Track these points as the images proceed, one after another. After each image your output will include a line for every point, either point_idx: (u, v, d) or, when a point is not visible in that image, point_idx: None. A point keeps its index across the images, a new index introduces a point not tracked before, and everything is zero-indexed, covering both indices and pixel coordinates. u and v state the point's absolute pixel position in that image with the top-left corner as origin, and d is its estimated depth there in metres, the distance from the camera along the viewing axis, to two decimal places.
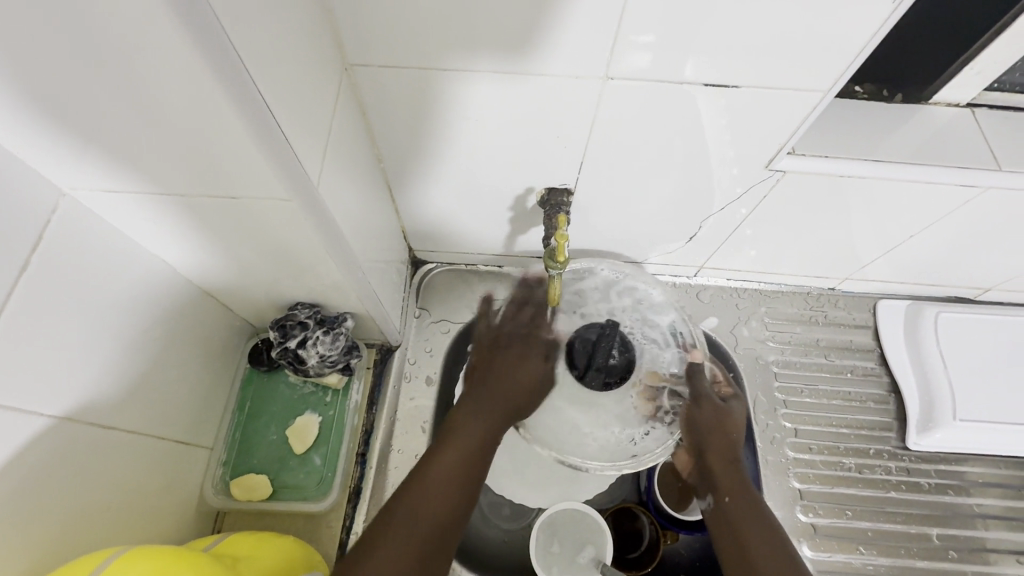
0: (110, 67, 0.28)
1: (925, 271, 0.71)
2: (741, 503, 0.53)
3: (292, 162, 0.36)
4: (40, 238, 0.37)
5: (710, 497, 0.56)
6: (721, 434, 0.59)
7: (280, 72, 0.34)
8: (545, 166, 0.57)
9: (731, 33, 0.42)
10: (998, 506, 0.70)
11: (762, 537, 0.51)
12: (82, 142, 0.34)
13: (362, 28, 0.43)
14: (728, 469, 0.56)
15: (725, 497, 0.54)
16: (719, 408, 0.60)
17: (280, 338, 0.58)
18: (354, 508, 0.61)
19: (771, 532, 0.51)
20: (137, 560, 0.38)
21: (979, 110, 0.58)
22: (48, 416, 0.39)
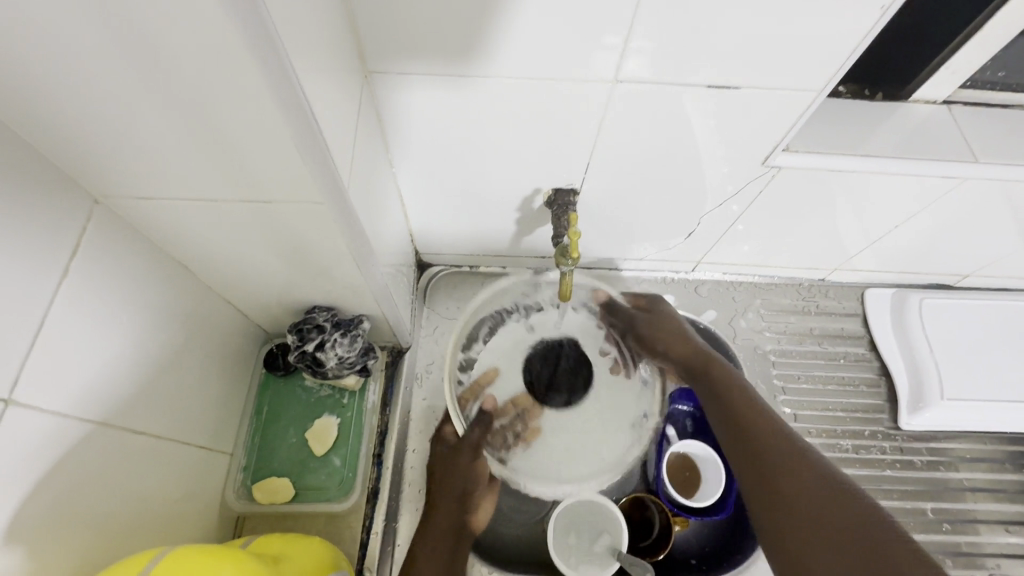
0: (166, 79, 0.30)
1: (910, 260, 0.75)
2: (704, 382, 0.59)
3: (330, 171, 0.38)
4: (78, 244, 0.38)
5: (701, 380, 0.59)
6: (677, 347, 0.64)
7: (317, 80, 0.35)
8: (553, 167, 0.59)
9: (731, 39, 0.44)
10: (985, 479, 0.74)
11: (740, 395, 0.55)
12: (123, 151, 0.35)
13: (382, 38, 0.44)
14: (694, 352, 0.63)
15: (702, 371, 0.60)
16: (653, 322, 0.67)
17: (298, 341, 0.59)
18: (373, 509, 0.62)
19: (739, 385, 0.56)
20: (193, 555, 0.38)
21: (954, 106, 0.62)
22: (88, 422, 0.39)
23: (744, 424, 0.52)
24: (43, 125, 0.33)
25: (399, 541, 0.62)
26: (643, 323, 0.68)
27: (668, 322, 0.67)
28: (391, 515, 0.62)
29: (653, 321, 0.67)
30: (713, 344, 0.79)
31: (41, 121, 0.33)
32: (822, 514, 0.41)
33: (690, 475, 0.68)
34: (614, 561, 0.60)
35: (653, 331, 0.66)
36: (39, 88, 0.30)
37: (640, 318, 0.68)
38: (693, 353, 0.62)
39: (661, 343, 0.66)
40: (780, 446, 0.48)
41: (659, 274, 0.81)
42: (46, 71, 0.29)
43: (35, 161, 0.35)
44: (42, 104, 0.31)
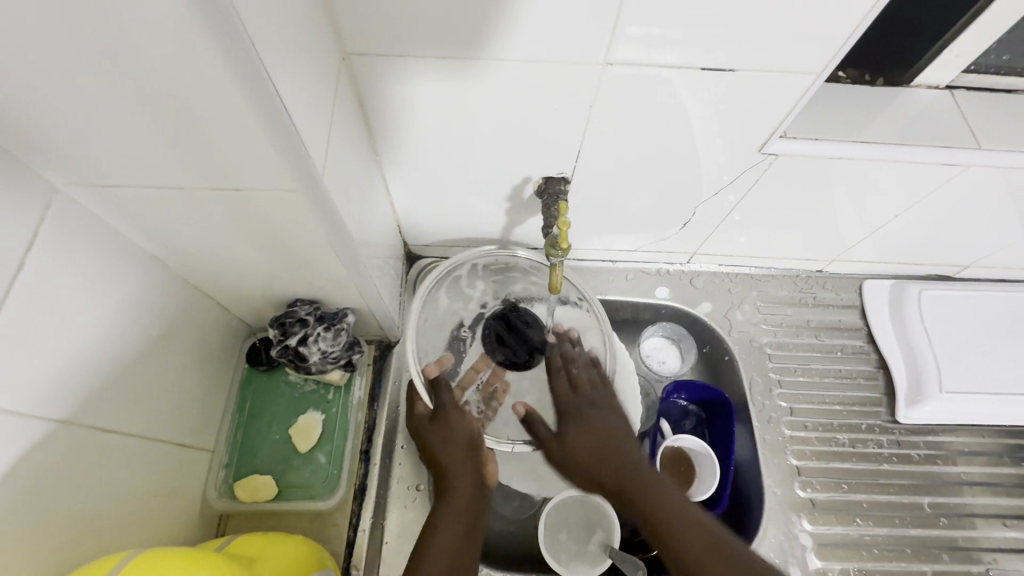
0: (115, 59, 0.28)
1: (909, 251, 0.74)
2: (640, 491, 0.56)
3: (301, 156, 0.35)
4: (35, 237, 0.36)
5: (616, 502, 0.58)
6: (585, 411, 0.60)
7: (288, 65, 0.33)
8: (543, 155, 0.57)
9: (728, 19, 0.42)
10: (982, 473, 0.73)
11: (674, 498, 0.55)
12: (79, 137, 0.33)
13: (359, 18, 0.42)
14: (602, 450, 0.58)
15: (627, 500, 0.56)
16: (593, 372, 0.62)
17: (280, 336, 0.57)
18: (360, 506, 0.61)
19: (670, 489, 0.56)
20: (166, 559, 0.36)
21: (957, 92, 0.60)
22: (51, 420, 0.37)
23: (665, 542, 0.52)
24: None
25: (387, 539, 0.59)
26: (571, 428, 0.59)
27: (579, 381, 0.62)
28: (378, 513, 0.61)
29: (584, 432, 0.59)
30: (708, 336, 0.77)
31: None
32: (713, 559, 0.49)
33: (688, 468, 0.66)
34: (605, 559, 0.60)
35: (581, 456, 0.58)
36: None
37: (544, 431, 0.60)
38: (587, 455, 0.58)
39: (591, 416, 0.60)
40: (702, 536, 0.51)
41: (654, 265, 0.79)
42: None
43: None
44: None
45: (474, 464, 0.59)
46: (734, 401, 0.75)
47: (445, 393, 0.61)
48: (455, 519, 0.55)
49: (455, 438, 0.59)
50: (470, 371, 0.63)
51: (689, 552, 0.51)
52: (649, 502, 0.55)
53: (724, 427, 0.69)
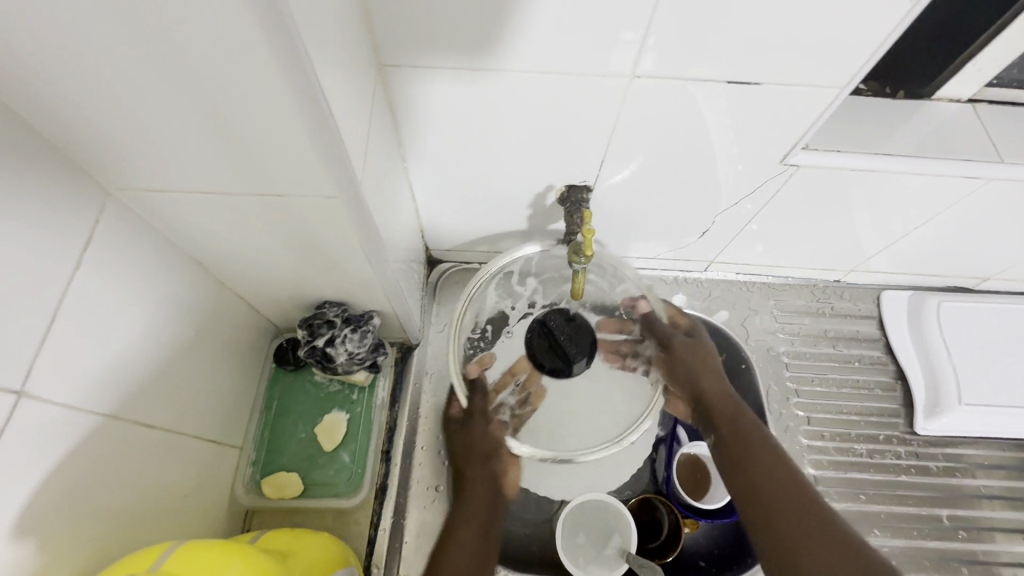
0: (180, 72, 0.29)
1: (928, 263, 0.74)
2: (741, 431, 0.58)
3: (343, 163, 0.37)
4: (89, 238, 0.38)
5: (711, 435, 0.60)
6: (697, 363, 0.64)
7: (334, 79, 0.35)
8: (567, 163, 0.58)
9: (756, 34, 0.43)
10: (1002, 486, 0.72)
11: (763, 447, 0.56)
12: (136, 143, 0.35)
13: (396, 31, 0.44)
14: (721, 387, 0.62)
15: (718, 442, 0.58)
16: (691, 345, 0.66)
17: (308, 336, 0.58)
18: (381, 505, 0.62)
19: (766, 440, 0.57)
20: (208, 548, 0.38)
21: (979, 105, 0.61)
22: (98, 414, 0.39)
23: (764, 507, 0.51)
24: (58, 117, 0.33)
25: (406, 538, 0.61)
26: (681, 342, 0.66)
27: (699, 352, 0.65)
28: (399, 512, 0.62)
29: (691, 345, 0.66)
30: (724, 344, 0.78)
31: (51, 111, 0.32)
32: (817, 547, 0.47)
33: (703, 476, 0.68)
34: (622, 563, 0.60)
35: (690, 367, 0.64)
36: (51, 80, 0.30)
37: (676, 337, 0.66)
38: (718, 399, 0.61)
39: (700, 377, 0.63)
40: (805, 515, 0.50)
41: (671, 273, 0.80)
42: (59, 65, 0.29)
43: (48, 153, 0.35)
44: (54, 95, 0.31)
45: (491, 476, 0.61)
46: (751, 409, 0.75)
47: (479, 397, 0.64)
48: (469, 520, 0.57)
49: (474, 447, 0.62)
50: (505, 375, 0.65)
51: (782, 519, 0.50)
52: (761, 453, 0.55)
53: None
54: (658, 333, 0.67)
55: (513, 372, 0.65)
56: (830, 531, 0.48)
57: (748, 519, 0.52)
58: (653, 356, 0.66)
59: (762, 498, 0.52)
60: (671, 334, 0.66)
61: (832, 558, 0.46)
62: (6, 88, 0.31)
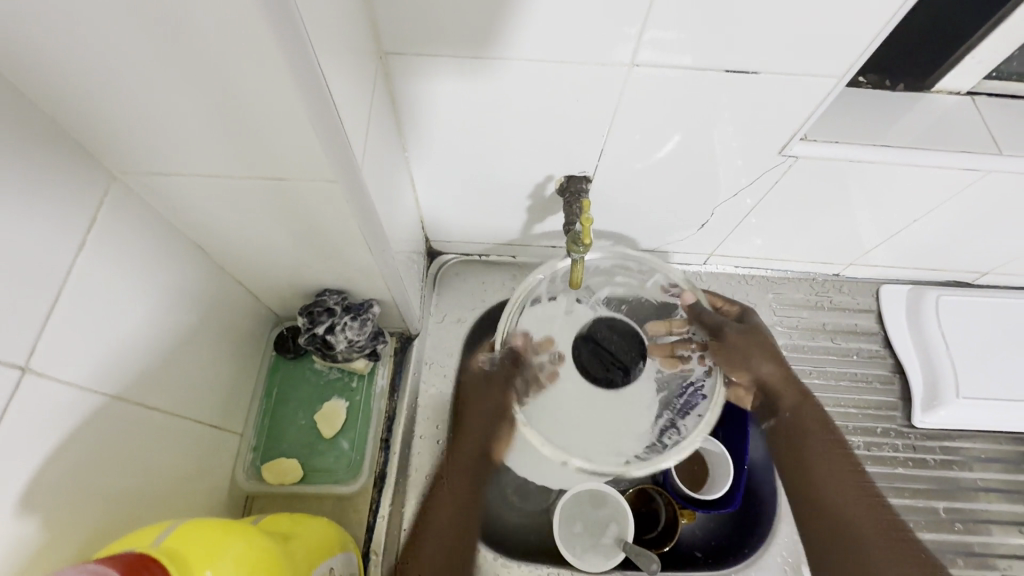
0: (182, 53, 0.29)
1: (926, 256, 0.74)
2: (809, 419, 0.72)
3: (343, 148, 0.37)
4: (93, 220, 0.38)
5: (773, 418, 0.72)
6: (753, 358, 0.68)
7: (335, 62, 0.35)
8: (567, 154, 0.59)
9: (755, 23, 0.44)
10: (998, 479, 0.73)
11: (829, 467, 0.69)
12: (139, 125, 0.35)
13: (397, 19, 0.44)
14: (792, 391, 0.72)
15: (787, 416, 0.71)
16: (744, 331, 0.68)
17: (308, 324, 0.59)
18: (380, 492, 0.63)
19: (836, 442, 0.71)
20: (212, 528, 0.38)
21: (978, 98, 0.61)
22: (101, 395, 0.40)
23: (823, 509, 0.66)
24: (64, 99, 0.33)
25: (405, 525, 0.62)
26: (732, 331, 0.67)
27: (756, 338, 0.69)
28: (397, 499, 0.63)
29: (746, 335, 0.68)
30: None
31: (55, 92, 0.32)
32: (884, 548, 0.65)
33: (700, 467, 0.68)
34: (619, 552, 0.61)
35: (743, 356, 0.67)
36: (55, 61, 0.30)
37: (732, 326, 0.67)
38: (781, 392, 0.71)
39: (756, 362, 0.68)
40: (853, 492, 0.69)
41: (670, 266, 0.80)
42: (63, 45, 0.29)
43: (52, 136, 0.35)
44: (58, 76, 0.31)
45: (487, 429, 0.65)
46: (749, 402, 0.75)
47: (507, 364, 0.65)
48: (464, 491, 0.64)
49: (480, 407, 0.66)
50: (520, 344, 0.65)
51: (829, 505, 0.67)
52: (818, 445, 0.70)
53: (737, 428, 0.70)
54: (710, 323, 0.66)
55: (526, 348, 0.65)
56: (880, 534, 0.66)
57: (803, 497, 0.68)
58: (705, 344, 0.66)
59: (830, 503, 0.67)
60: (728, 326, 0.67)
61: (886, 543, 0.65)
62: (12, 69, 0.31)
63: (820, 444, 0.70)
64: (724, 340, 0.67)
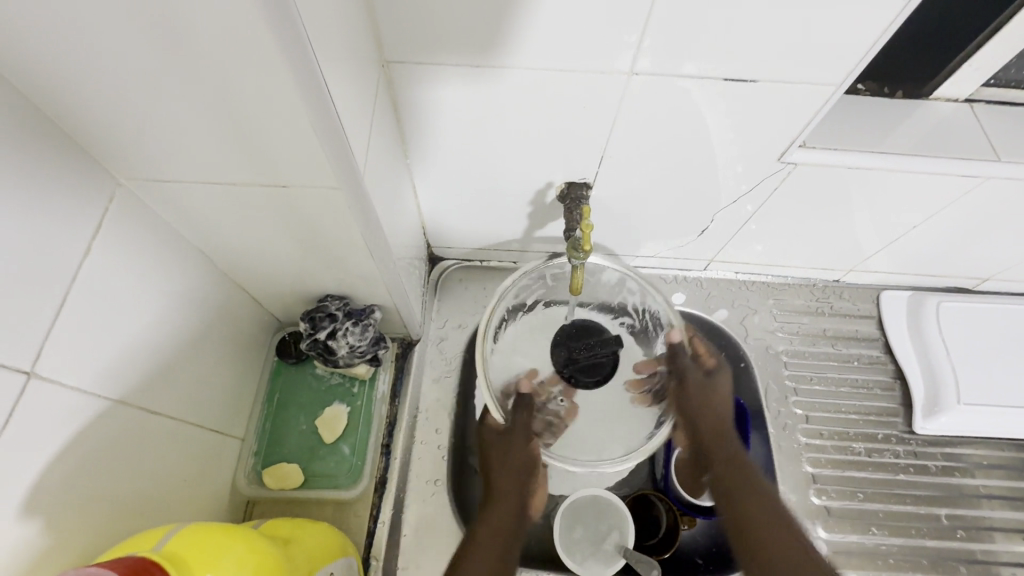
0: (188, 62, 0.30)
1: (927, 262, 0.74)
2: (732, 469, 0.61)
3: (346, 156, 0.37)
4: (99, 225, 0.39)
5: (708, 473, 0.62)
6: (699, 404, 0.65)
7: (338, 71, 0.36)
8: (568, 161, 0.59)
9: (752, 31, 0.44)
10: (1001, 486, 0.72)
11: (759, 502, 0.58)
12: (145, 132, 0.36)
13: (399, 28, 0.45)
14: (724, 446, 0.62)
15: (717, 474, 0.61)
16: (705, 385, 0.66)
17: (310, 329, 0.59)
18: (381, 498, 0.63)
19: (767, 497, 0.59)
20: (214, 531, 0.38)
21: (976, 105, 0.61)
22: (105, 398, 0.40)
23: (749, 540, 0.56)
24: (73, 107, 0.34)
25: (405, 531, 0.62)
26: (693, 379, 0.66)
27: (711, 394, 0.65)
28: (398, 505, 0.63)
29: (703, 386, 0.66)
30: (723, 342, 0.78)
31: (64, 101, 0.33)
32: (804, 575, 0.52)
33: None
34: (619, 558, 0.61)
35: (696, 404, 0.64)
36: (66, 70, 0.31)
37: (689, 371, 0.66)
38: (709, 432, 0.63)
39: (695, 410, 0.64)
40: (778, 530, 0.56)
41: (670, 272, 0.80)
42: (73, 54, 0.30)
43: (59, 143, 0.36)
44: (68, 84, 0.32)
45: (527, 466, 0.63)
46: (750, 408, 0.75)
47: (525, 412, 0.65)
48: (499, 526, 0.59)
49: (509, 453, 0.63)
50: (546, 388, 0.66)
51: (763, 545, 0.55)
52: (760, 491, 0.59)
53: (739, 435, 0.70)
54: (677, 367, 0.66)
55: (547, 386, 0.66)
56: (780, 557, 0.54)
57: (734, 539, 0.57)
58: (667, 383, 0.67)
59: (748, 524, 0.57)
60: (688, 370, 0.66)
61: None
62: (22, 77, 0.32)
63: (755, 498, 0.59)
64: (683, 387, 0.66)
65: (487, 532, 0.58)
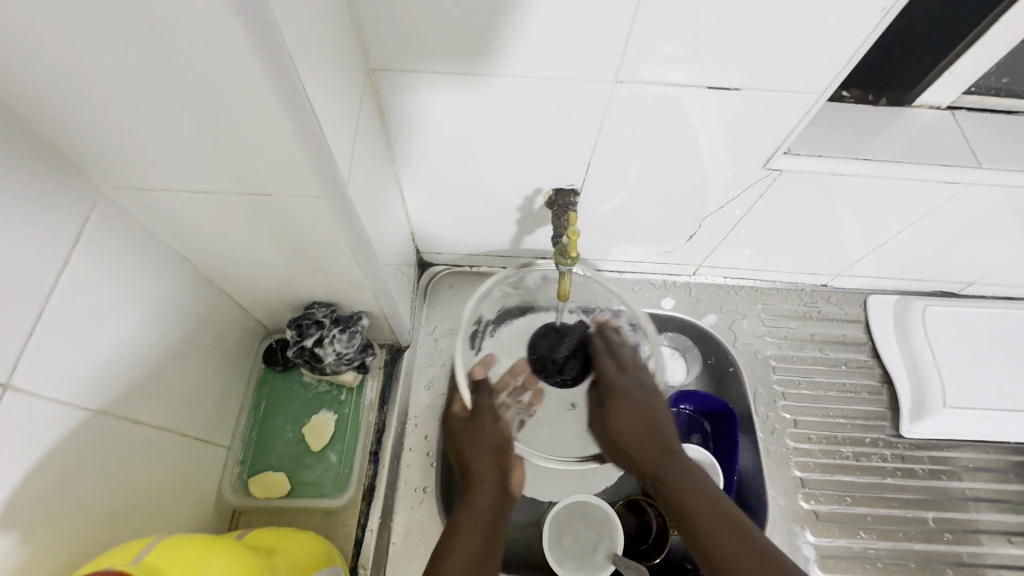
0: (168, 71, 0.30)
1: (912, 267, 0.75)
2: (670, 468, 0.58)
3: (330, 165, 0.37)
4: (79, 233, 0.39)
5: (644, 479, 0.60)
6: (635, 405, 0.62)
7: (320, 80, 0.36)
8: (555, 168, 0.59)
9: (736, 38, 0.44)
10: (987, 489, 0.73)
11: (683, 482, 0.56)
12: (126, 141, 0.35)
13: (383, 35, 0.45)
14: (648, 441, 0.60)
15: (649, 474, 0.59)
16: (634, 380, 0.64)
17: (296, 336, 0.59)
18: (369, 506, 0.62)
19: (693, 474, 0.57)
20: (188, 545, 0.38)
21: (958, 112, 0.62)
22: (85, 409, 0.39)
23: (696, 546, 0.53)
24: (52, 117, 0.33)
25: (393, 540, 0.61)
26: (608, 377, 0.65)
27: (631, 391, 0.63)
28: (386, 513, 0.62)
29: (629, 382, 0.64)
30: (712, 347, 0.78)
31: (43, 111, 0.33)
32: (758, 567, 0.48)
33: None
34: (608, 565, 0.61)
35: (630, 404, 0.62)
36: (44, 79, 0.31)
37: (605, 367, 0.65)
38: (631, 434, 0.61)
39: (612, 414, 0.62)
40: (711, 516, 0.53)
41: (660, 277, 0.81)
42: (50, 63, 0.30)
43: (39, 153, 0.35)
44: (46, 94, 0.32)
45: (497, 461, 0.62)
46: (739, 413, 0.75)
47: (485, 398, 0.65)
48: (476, 514, 0.58)
49: (479, 444, 0.63)
50: (508, 376, 0.66)
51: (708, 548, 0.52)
52: (681, 486, 0.56)
53: (728, 440, 0.70)
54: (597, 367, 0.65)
55: (513, 373, 0.67)
56: (749, 543, 0.51)
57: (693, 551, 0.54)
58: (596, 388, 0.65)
59: (696, 532, 0.53)
60: (605, 366, 0.65)
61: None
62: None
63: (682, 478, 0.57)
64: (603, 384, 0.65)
65: (465, 523, 0.57)
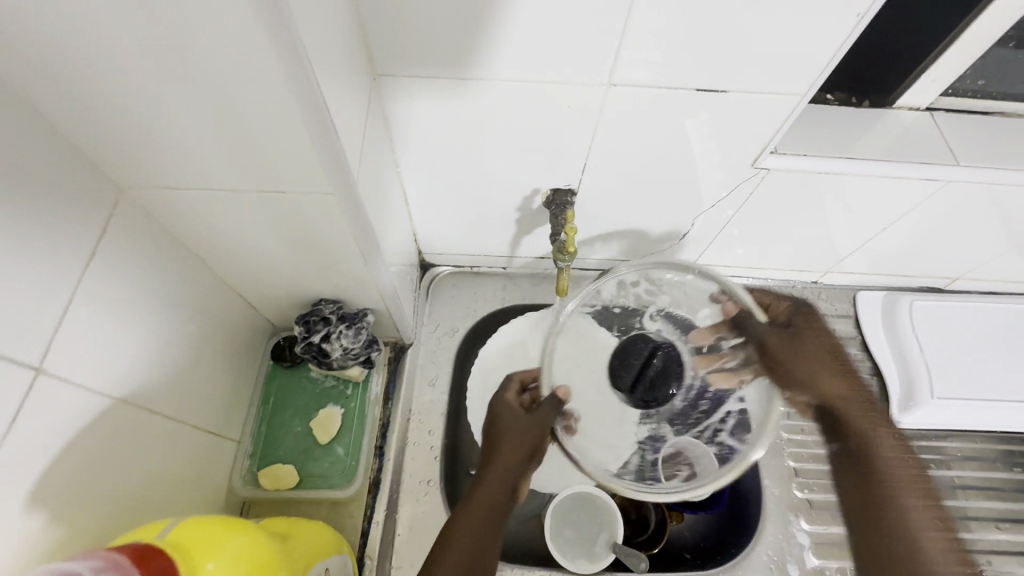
0: (193, 75, 0.32)
1: (899, 262, 0.77)
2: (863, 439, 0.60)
3: (340, 163, 0.40)
4: (103, 230, 0.41)
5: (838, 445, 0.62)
6: (802, 366, 0.60)
7: (333, 84, 0.38)
8: (553, 168, 0.62)
9: (722, 42, 0.47)
10: (975, 477, 0.75)
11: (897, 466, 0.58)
12: (149, 141, 0.38)
13: (389, 42, 0.47)
14: (845, 401, 0.63)
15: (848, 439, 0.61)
16: (791, 337, 0.62)
17: (304, 333, 0.61)
18: (375, 497, 0.64)
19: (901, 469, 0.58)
20: (207, 526, 0.39)
21: (937, 113, 0.65)
22: (107, 397, 0.41)
23: (875, 511, 0.53)
24: (81, 119, 0.36)
25: (398, 531, 0.63)
26: (775, 342, 0.60)
27: (803, 344, 0.62)
28: (392, 505, 0.64)
29: (792, 339, 0.62)
30: None
31: (73, 113, 0.35)
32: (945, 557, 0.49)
33: None
34: (609, 554, 0.63)
35: (807, 367, 0.60)
36: (77, 83, 0.33)
37: (769, 335, 0.60)
38: (829, 397, 0.62)
39: (812, 376, 0.61)
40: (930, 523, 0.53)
41: None
42: (85, 67, 0.32)
43: (66, 153, 0.37)
44: (78, 97, 0.34)
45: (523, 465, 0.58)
46: None
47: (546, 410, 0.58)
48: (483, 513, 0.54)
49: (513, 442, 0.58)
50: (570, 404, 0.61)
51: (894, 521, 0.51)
52: (877, 460, 0.58)
53: None
54: (754, 335, 0.60)
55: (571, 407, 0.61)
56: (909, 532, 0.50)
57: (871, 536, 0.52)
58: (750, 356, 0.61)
59: (883, 503, 0.53)
60: (767, 334, 0.60)
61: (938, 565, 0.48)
62: (32, 88, 0.33)
63: (890, 456, 0.59)
64: (768, 351, 0.60)
65: (465, 517, 0.53)
